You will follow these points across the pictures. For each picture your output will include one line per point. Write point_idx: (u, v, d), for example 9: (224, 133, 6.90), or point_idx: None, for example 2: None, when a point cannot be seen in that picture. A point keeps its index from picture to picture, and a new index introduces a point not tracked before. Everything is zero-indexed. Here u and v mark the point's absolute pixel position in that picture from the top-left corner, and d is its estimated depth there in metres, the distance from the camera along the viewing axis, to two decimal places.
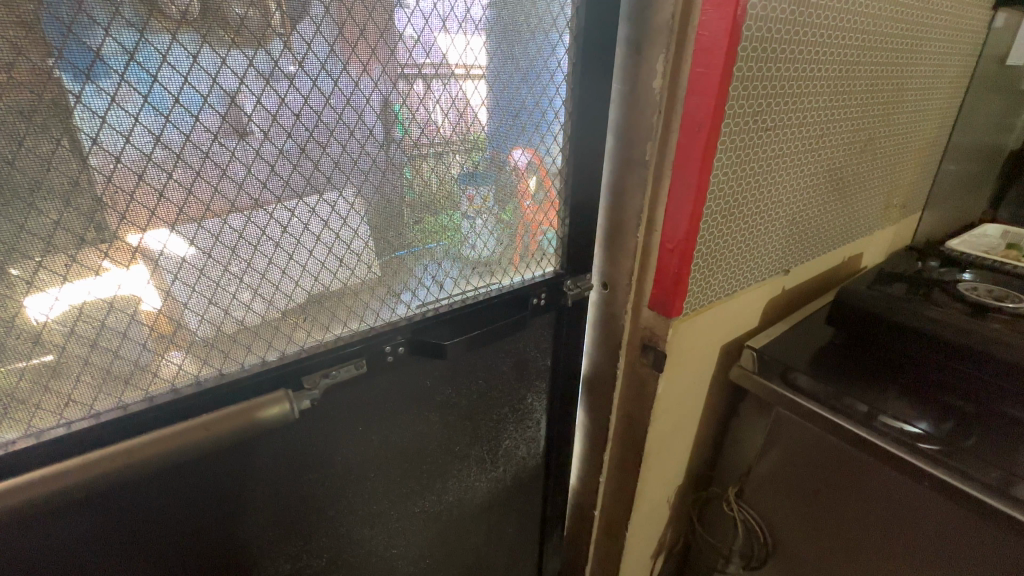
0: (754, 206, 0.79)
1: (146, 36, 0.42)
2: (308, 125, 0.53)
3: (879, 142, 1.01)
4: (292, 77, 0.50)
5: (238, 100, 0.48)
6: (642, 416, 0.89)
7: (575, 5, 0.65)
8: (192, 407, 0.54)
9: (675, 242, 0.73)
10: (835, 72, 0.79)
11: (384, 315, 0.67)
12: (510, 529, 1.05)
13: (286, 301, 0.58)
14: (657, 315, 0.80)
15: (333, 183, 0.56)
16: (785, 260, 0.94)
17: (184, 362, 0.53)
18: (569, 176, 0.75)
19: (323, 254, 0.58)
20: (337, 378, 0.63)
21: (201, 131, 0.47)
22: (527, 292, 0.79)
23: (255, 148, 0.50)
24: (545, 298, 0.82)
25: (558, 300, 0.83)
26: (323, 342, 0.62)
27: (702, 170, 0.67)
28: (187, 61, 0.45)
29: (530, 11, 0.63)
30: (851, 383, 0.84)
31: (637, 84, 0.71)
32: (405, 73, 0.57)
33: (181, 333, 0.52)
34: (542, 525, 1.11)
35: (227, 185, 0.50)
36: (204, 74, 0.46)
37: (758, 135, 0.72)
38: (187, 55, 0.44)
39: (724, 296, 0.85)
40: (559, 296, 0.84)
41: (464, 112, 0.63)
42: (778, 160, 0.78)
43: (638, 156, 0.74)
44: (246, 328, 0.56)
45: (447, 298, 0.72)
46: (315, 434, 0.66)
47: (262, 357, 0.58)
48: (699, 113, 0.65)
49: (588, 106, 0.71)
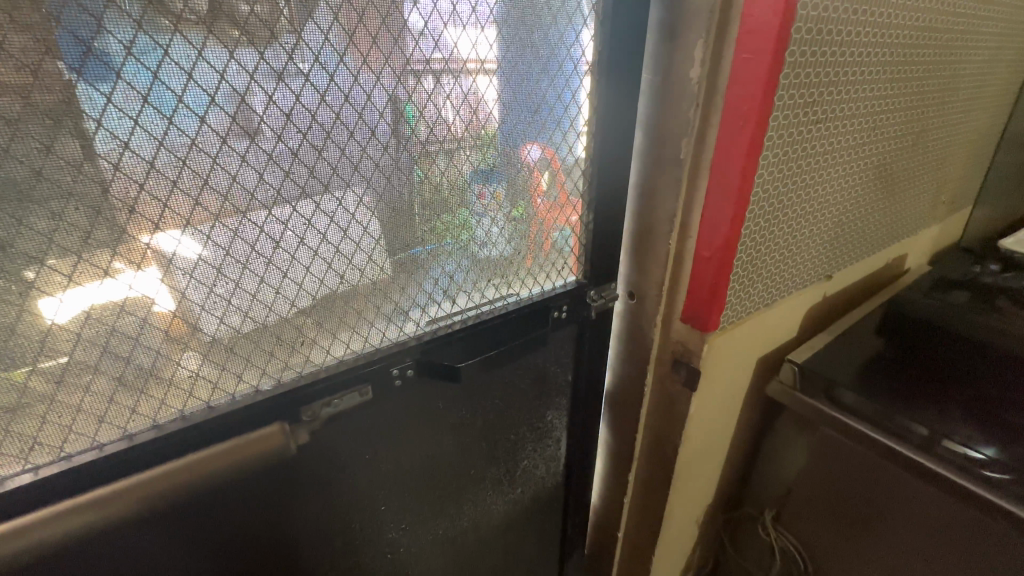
0: (798, 208, 0.71)
1: (105, 25, 0.36)
2: (302, 127, 0.46)
3: (930, 134, 0.91)
4: (281, 72, 0.44)
5: (218, 100, 0.42)
6: (671, 436, 0.82)
7: None
8: (176, 445, 0.49)
9: (713, 249, 0.65)
10: (890, 58, 0.71)
11: (391, 334, 0.61)
12: (528, 552, 0.99)
13: (281, 324, 0.52)
14: (690, 329, 0.72)
15: (332, 190, 0.50)
16: (828, 265, 0.86)
17: (166, 394, 0.48)
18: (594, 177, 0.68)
19: (322, 270, 0.53)
20: (340, 406, 0.58)
21: (175, 136, 0.41)
22: (547, 305, 0.73)
23: (241, 154, 0.44)
24: (566, 311, 0.75)
25: (580, 313, 0.77)
26: (324, 367, 0.56)
27: (746, 170, 0.59)
28: (155, 55, 0.38)
29: None
30: (910, 400, 0.76)
31: (671, 73, 0.63)
32: (413, 69, 0.51)
33: (163, 363, 0.47)
34: (562, 548, 1.05)
35: (210, 196, 0.44)
36: (178, 68, 0.40)
37: (808, 129, 0.64)
38: (154, 46, 0.38)
39: (764, 307, 0.77)
40: (582, 307, 0.77)
41: (477, 108, 0.57)
42: (826, 156, 0.71)
43: (671, 154, 0.66)
44: (237, 353, 0.50)
45: (460, 314, 0.66)
46: (319, 465, 0.60)
47: (255, 386, 0.52)
48: (742, 105, 0.57)
49: (615, 99, 0.64)
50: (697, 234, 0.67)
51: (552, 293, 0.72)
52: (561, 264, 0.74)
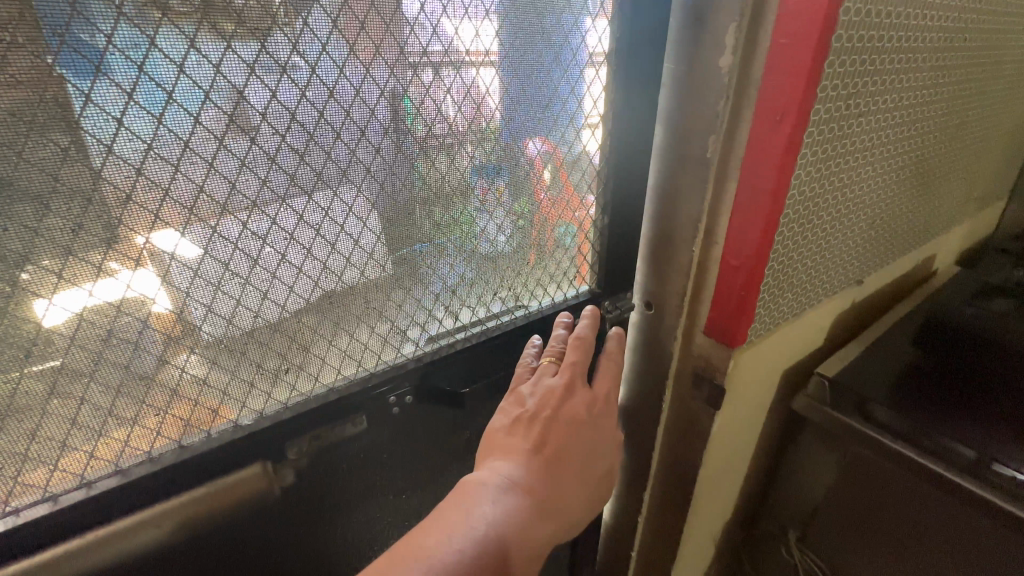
0: (833, 210, 0.65)
1: (32, 9, 0.30)
2: (280, 128, 0.41)
3: (969, 125, 0.85)
4: (252, 64, 0.38)
5: (177, 98, 0.36)
6: (690, 456, 0.76)
7: None
8: (143, 491, 0.44)
9: (743, 258, 0.58)
10: (936, 43, 0.64)
11: (388, 357, 0.56)
12: None
13: (262, 351, 0.47)
14: (714, 344, 0.66)
15: (317, 200, 0.45)
16: (859, 270, 0.80)
17: (129, 436, 0.43)
18: (609, 180, 0.63)
19: (307, 288, 0.47)
20: (334, 437, 0.54)
21: (126, 140, 0.35)
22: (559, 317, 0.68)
23: (208, 160, 0.39)
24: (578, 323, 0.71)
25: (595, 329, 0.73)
26: (312, 396, 0.51)
27: (782, 170, 0.52)
28: (98, 44, 0.32)
29: None
30: (949, 416, 0.70)
31: (697, 63, 0.57)
32: (412, 61, 0.45)
33: (123, 402, 0.41)
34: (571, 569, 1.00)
35: (171, 210, 0.38)
36: (125, 60, 0.34)
37: (848, 124, 0.58)
38: (96, 33, 0.32)
39: (793, 316, 0.71)
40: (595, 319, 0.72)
41: (481, 104, 0.51)
42: (865, 153, 0.64)
43: (695, 153, 0.60)
44: (211, 385, 0.45)
45: (464, 333, 0.61)
46: (310, 502, 0.56)
47: (234, 421, 0.47)
48: (779, 97, 0.50)
49: (633, 91, 0.58)
50: (722, 242, 0.61)
51: (563, 305, 0.68)
52: (572, 274, 0.69)
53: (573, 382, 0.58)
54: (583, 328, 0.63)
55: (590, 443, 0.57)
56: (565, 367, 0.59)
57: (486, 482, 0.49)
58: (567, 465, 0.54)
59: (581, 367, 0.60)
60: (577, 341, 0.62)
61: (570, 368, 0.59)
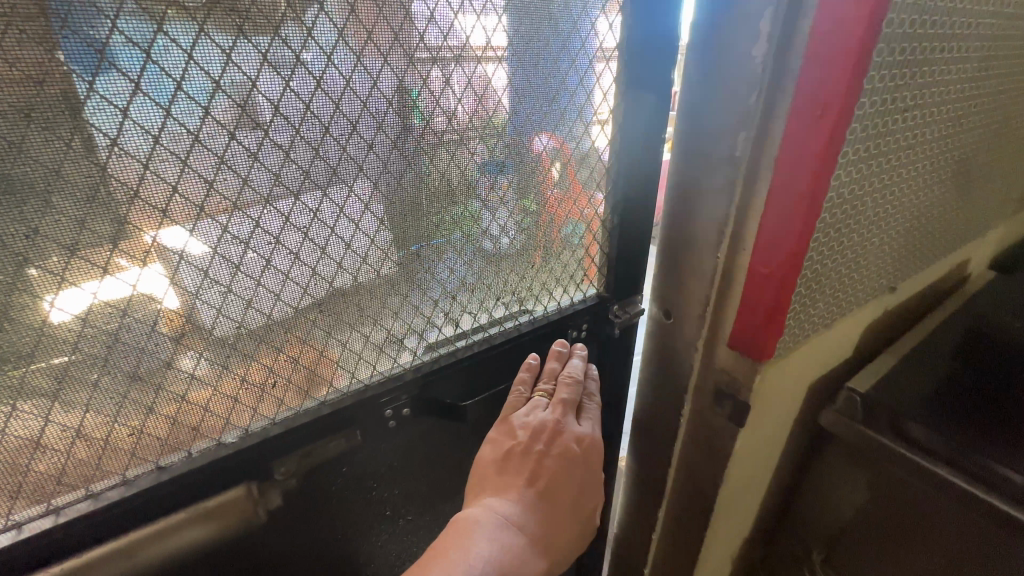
0: (870, 213, 0.60)
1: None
2: (262, 123, 0.40)
3: (1015, 120, 0.79)
4: (229, 51, 0.37)
5: (145, 89, 0.35)
6: (705, 474, 0.72)
7: None
8: (117, 512, 0.46)
9: (773, 266, 0.53)
10: (988, 31, 0.59)
11: (384, 367, 0.57)
12: None
13: (248, 365, 0.48)
14: (738, 357, 0.61)
15: (305, 201, 0.44)
16: (893, 277, 0.75)
17: (101, 462, 0.45)
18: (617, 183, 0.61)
19: (295, 295, 0.47)
20: (323, 454, 0.56)
21: (88, 134, 0.34)
22: (564, 324, 0.68)
23: (182, 157, 0.38)
24: (586, 329, 0.71)
25: (603, 331, 0.73)
26: (302, 412, 0.53)
27: (820, 171, 0.47)
28: (55, 34, 0.32)
29: None
30: (993, 436, 0.65)
31: (729, 50, 0.52)
32: (421, 58, 0.44)
33: (92, 422, 0.43)
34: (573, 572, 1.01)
35: (141, 213, 0.38)
36: (84, 46, 0.32)
37: (892, 120, 0.53)
38: (58, 24, 0.32)
39: (823, 327, 0.66)
40: (603, 324, 0.73)
41: (485, 97, 0.49)
42: (906, 152, 0.59)
43: (721, 151, 0.55)
44: (190, 403, 0.46)
45: (464, 341, 0.62)
46: (301, 517, 0.59)
47: (217, 440, 0.49)
48: (819, 90, 0.45)
49: (641, 91, 0.56)
50: (751, 247, 0.55)
51: (571, 310, 0.68)
52: (580, 276, 0.68)
53: (562, 419, 0.63)
54: (574, 366, 0.67)
55: (580, 479, 0.63)
56: (556, 403, 0.63)
57: (481, 519, 0.56)
58: (557, 495, 0.61)
59: (572, 403, 0.64)
60: (569, 379, 0.65)
61: (562, 405, 0.63)
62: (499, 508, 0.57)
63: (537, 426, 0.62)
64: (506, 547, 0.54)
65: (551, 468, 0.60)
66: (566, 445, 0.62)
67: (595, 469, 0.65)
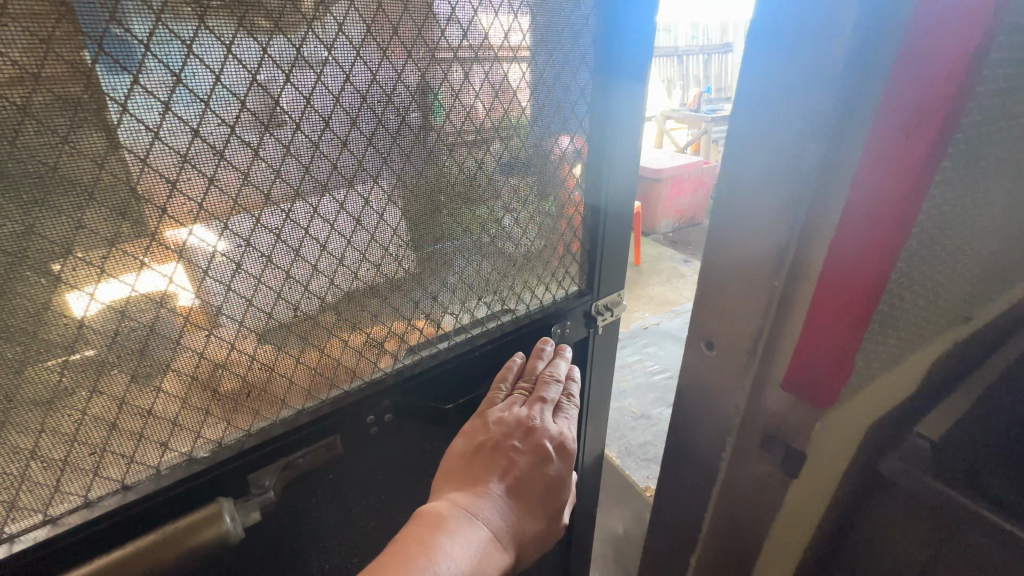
0: (959, 235, 0.52)
1: (12, 11, 0.34)
2: (228, 119, 0.43)
3: None
4: (191, 43, 0.40)
5: (97, 83, 0.38)
6: (731, 510, 0.65)
7: (592, 10, 0.61)
8: (84, 528, 0.49)
9: (846, 300, 0.46)
10: None
11: (364, 374, 0.63)
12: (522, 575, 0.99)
13: (217, 372, 0.51)
14: (795, 399, 0.53)
15: (278, 206, 0.48)
16: (973, 305, 0.65)
17: (68, 484, 0.48)
18: (587, 196, 0.74)
19: (268, 301, 0.51)
20: (301, 466, 0.61)
21: (48, 131, 0.37)
22: (547, 320, 0.77)
23: (142, 156, 0.41)
24: (569, 325, 0.81)
25: (584, 324, 0.84)
26: (278, 421, 0.58)
27: (908, 194, 0.40)
28: (26, 38, 0.35)
29: (554, 9, 0.58)
30: None
31: (802, 38, 0.41)
32: (443, 57, 0.53)
33: (48, 444, 0.45)
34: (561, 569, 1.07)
35: (96, 217, 0.40)
36: (40, 47, 0.35)
37: (997, 127, 0.44)
38: (36, 28, 0.35)
39: (892, 362, 0.58)
40: (584, 321, 0.84)
41: (506, 95, 0.59)
42: (1007, 165, 0.50)
43: (777, 164, 0.46)
44: (159, 417, 0.50)
45: (446, 342, 0.68)
46: (271, 525, 0.63)
47: (189, 452, 0.53)
48: (926, 100, 0.37)
49: (602, 124, 0.68)
50: (817, 278, 0.47)
51: (550, 309, 0.77)
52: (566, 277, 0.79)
53: (536, 416, 0.66)
54: (560, 366, 0.72)
55: (548, 480, 0.64)
56: (533, 399, 0.68)
57: (444, 514, 0.56)
58: (526, 495, 0.62)
59: (549, 401, 0.68)
60: (550, 376, 0.71)
61: (538, 401, 0.67)
62: (466, 505, 0.58)
63: (513, 422, 0.65)
64: (470, 542, 0.54)
65: (521, 467, 0.62)
66: (538, 442, 0.64)
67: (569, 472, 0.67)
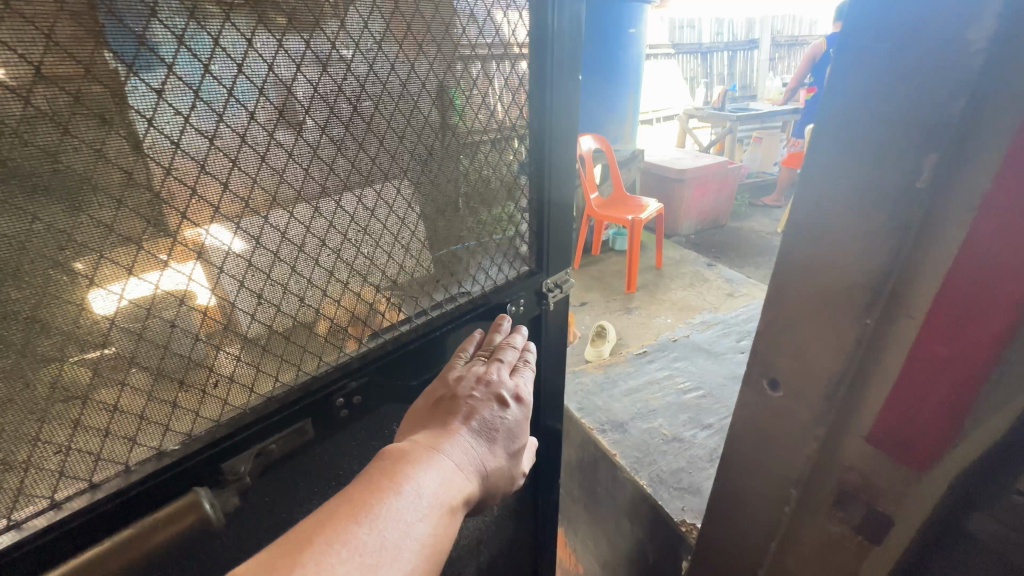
0: None
1: None
2: (184, 108, 0.37)
3: None
4: (144, 36, 0.34)
5: (48, 72, 0.32)
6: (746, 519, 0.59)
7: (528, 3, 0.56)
8: (43, 536, 0.42)
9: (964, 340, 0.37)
10: None
11: (331, 357, 0.55)
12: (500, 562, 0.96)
13: (183, 361, 0.44)
14: (882, 452, 0.45)
15: (264, 216, 0.43)
16: None
17: (28, 486, 0.40)
18: (531, 194, 0.68)
19: (232, 288, 0.44)
20: (274, 452, 0.54)
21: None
22: (501, 299, 0.70)
23: (94, 148, 0.35)
24: (523, 305, 0.74)
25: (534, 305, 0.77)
26: (247, 411, 0.50)
27: None
28: None
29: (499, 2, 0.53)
30: None
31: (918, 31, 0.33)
32: (464, 54, 0.53)
33: (8, 445, 0.38)
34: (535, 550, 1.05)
35: (48, 206, 0.34)
36: None
37: None
38: None
39: None
40: (539, 299, 0.77)
41: (519, 93, 0.60)
42: None
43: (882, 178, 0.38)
44: (122, 414, 0.42)
45: (408, 325, 0.61)
46: (248, 521, 0.57)
47: (157, 447, 0.46)
48: None
49: (545, 120, 0.63)
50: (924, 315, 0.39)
51: (509, 286, 0.71)
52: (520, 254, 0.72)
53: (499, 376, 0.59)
54: (517, 339, 0.66)
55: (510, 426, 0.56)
56: (491, 360, 0.61)
57: (408, 451, 0.48)
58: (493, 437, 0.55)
59: (505, 361, 0.61)
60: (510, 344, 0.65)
61: (497, 361, 0.61)
62: (430, 444, 0.50)
63: (472, 379, 0.58)
64: (442, 475, 0.47)
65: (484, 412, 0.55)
66: (498, 394, 0.57)
67: (525, 424, 0.59)
